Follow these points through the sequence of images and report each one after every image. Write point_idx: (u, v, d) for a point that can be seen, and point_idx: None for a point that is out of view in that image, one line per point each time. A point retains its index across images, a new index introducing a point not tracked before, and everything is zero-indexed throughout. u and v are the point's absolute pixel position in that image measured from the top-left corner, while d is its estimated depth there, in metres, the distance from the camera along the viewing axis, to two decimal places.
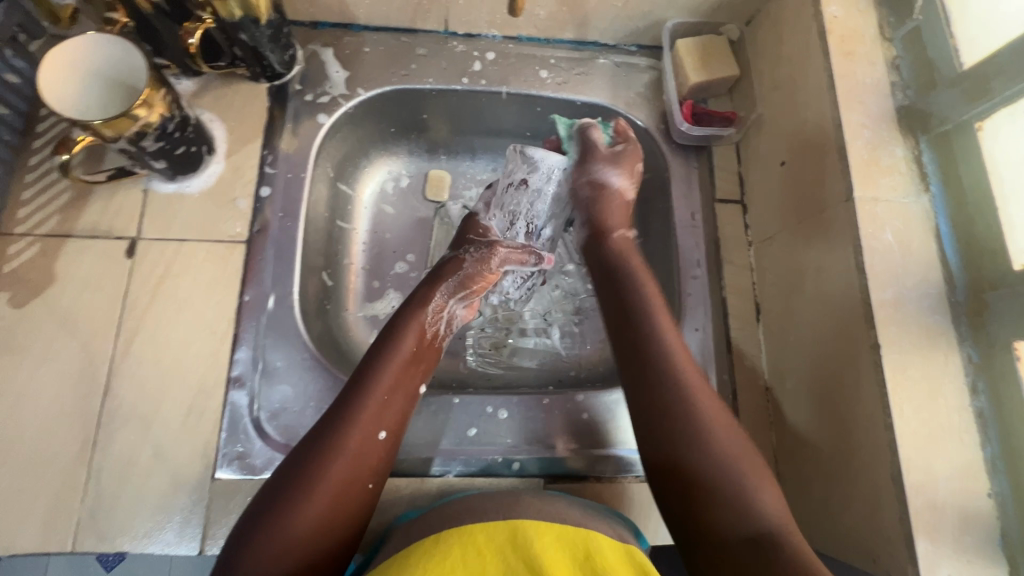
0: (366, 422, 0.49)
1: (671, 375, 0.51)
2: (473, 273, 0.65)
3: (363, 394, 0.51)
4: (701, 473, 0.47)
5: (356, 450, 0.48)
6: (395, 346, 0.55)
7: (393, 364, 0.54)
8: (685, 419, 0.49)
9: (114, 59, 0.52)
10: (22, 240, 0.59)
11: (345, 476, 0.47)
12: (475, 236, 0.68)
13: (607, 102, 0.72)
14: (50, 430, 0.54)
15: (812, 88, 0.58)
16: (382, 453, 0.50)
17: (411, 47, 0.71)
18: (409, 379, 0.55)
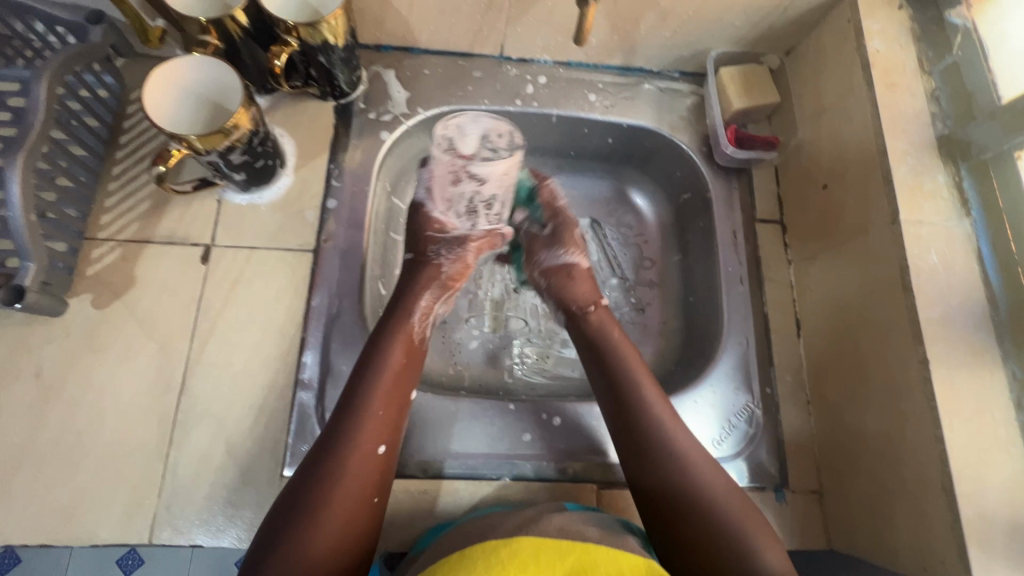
0: (365, 440, 0.52)
1: (651, 430, 0.55)
2: (455, 271, 0.68)
3: (356, 412, 0.53)
4: (689, 505, 0.51)
5: (356, 468, 0.50)
6: (382, 361, 0.57)
7: (383, 379, 0.56)
8: (671, 464, 0.54)
9: (212, 79, 0.56)
10: (105, 245, 0.62)
11: (352, 494, 0.49)
12: (435, 232, 0.68)
13: (652, 126, 0.76)
14: (128, 426, 0.57)
15: (855, 117, 0.61)
16: (383, 465, 0.53)
17: (467, 70, 0.75)
18: (402, 399, 0.57)
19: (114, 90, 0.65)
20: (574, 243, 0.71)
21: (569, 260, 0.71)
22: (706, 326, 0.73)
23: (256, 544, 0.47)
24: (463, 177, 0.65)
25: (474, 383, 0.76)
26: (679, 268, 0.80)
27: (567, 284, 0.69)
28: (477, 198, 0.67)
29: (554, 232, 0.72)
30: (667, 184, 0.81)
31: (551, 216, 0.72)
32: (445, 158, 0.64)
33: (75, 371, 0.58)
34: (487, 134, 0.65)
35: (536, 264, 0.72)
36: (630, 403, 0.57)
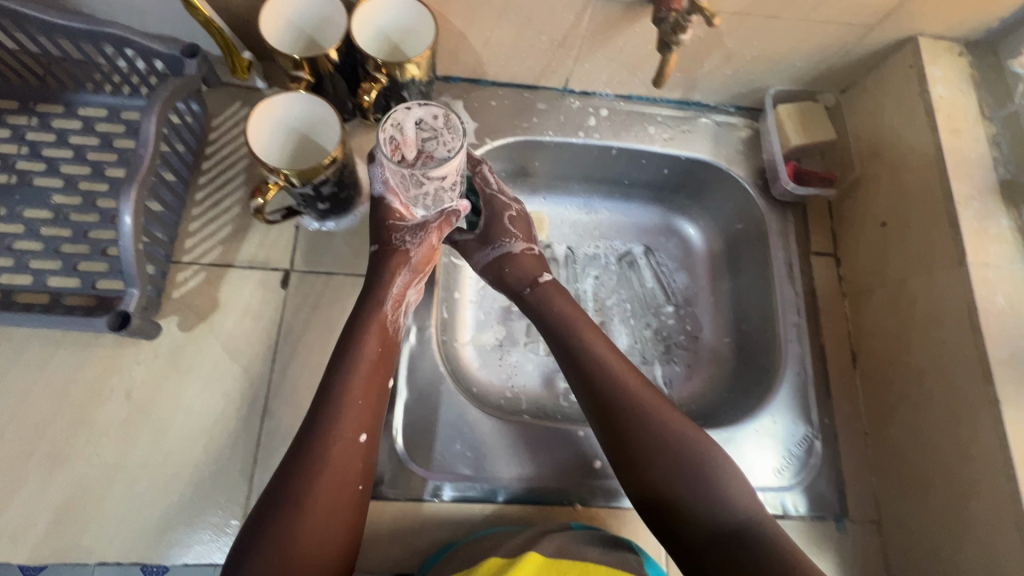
0: (344, 429, 0.53)
1: (626, 406, 0.59)
2: (423, 256, 0.63)
3: (335, 404, 0.54)
4: (659, 479, 0.57)
5: (337, 456, 0.52)
6: (357, 351, 0.57)
7: (359, 369, 0.56)
8: (646, 443, 0.58)
9: (307, 116, 0.60)
10: (190, 268, 0.64)
11: (334, 483, 0.51)
12: (396, 222, 0.63)
13: (710, 158, 0.78)
14: (215, 447, 0.59)
15: (918, 160, 0.64)
16: (364, 453, 0.54)
17: (532, 102, 0.77)
18: (376, 380, 0.57)
19: (199, 117, 0.67)
20: (505, 232, 0.71)
21: (502, 252, 0.71)
22: (762, 355, 0.74)
23: (244, 534, 0.49)
24: (425, 181, 0.56)
25: (533, 406, 0.77)
26: (730, 295, 0.82)
27: (508, 273, 0.71)
28: (441, 191, 0.59)
29: (487, 224, 0.71)
30: (719, 214, 0.83)
31: (484, 208, 0.71)
32: (397, 166, 0.55)
33: (164, 391, 0.59)
34: (425, 124, 0.59)
35: (481, 260, 0.72)
36: (606, 390, 0.61)
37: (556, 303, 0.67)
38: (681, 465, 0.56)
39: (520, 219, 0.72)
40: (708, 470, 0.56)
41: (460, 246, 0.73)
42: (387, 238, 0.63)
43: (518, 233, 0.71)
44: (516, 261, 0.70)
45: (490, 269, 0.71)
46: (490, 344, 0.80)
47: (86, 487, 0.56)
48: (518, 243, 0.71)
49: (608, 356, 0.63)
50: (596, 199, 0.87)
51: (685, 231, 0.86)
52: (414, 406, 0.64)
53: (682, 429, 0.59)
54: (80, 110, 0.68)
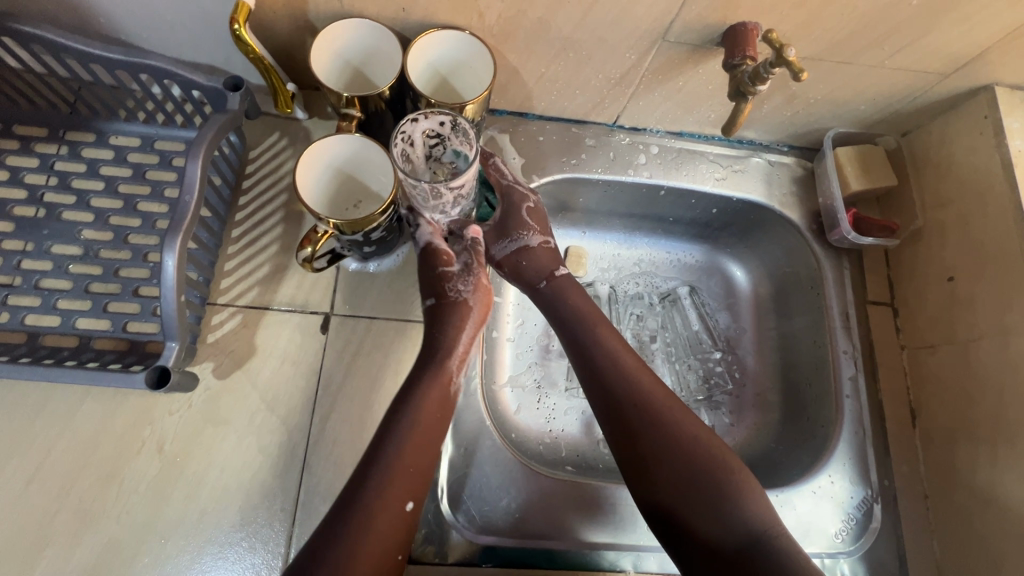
0: (393, 495, 0.50)
1: (640, 405, 0.57)
2: (481, 302, 0.63)
3: (385, 470, 0.51)
4: (677, 483, 0.53)
5: (382, 521, 0.49)
6: (415, 413, 0.54)
7: (416, 431, 0.53)
8: (664, 445, 0.55)
9: (353, 154, 0.56)
10: (225, 310, 0.61)
11: (378, 554, 0.47)
12: (445, 266, 0.62)
13: (763, 199, 0.75)
14: (251, 505, 0.55)
15: (994, 214, 0.61)
16: (408, 522, 0.51)
17: (581, 137, 0.74)
18: (432, 443, 0.54)
19: (237, 148, 0.64)
20: (522, 224, 0.67)
21: (519, 244, 0.67)
22: (815, 408, 0.71)
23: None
24: (444, 192, 0.53)
25: (573, 455, 0.74)
26: (777, 340, 0.79)
27: (522, 267, 0.67)
28: (460, 199, 0.57)
29: (503, 216, 0.67)
30: (767, 255, 0.80)
31: (502, 200, 0.67)
32: (415, 181, 0.52)
33: (197, 444, 0.56)
34: (433, 132, 0.55)
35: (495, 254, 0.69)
36: (627, 391, 0.58)
37: (575, 301, 0.65)
38: (703, 469, 0.54)
39: (537, 212, 0.68)
40: (728, 477, 0.53)
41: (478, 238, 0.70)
42: (442, 290, 0.61)
43: (536, 226, 0.67)
44: (532, 256, 0.67)
45: (505, 263, 0.68)
46: (529, 386, 0.76)
47: (115, 549, 0.52)
48: (535, 236, 0.67)
49: (629, 360, 0.61)
50: (637, 235, 0.84)
51: (730, 270, 0.84)
52: (459, 461, 0.61)
53: (698, 429, 0.57)
54: (112, 139, 0.65)
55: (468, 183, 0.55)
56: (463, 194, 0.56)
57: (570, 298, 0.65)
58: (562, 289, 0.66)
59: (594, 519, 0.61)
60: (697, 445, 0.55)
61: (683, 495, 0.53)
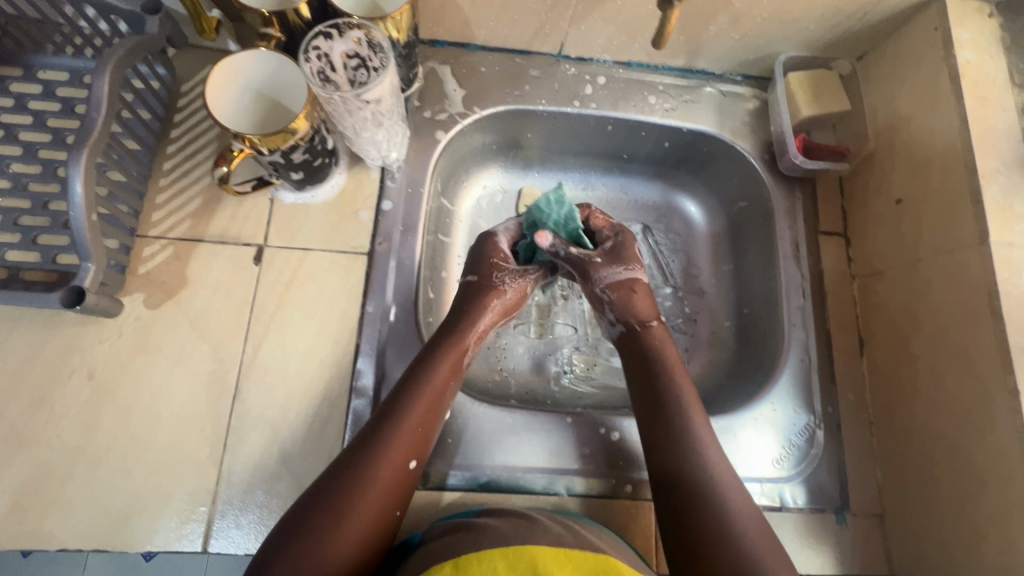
0: (397, 453, 0.52)
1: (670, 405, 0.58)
2: (513, 300, 0.65)
3: (396, 425, 0.53)
4: (690, 498, 0.52)
5: (387, 474, 0.51)
6: (429, 374, 0.56)
7: (427, 393, 0.55)
8: (686, 456, 0.54)
9: (270, 73, 0.54)
10: (157, 242, 0.60)
11: (376, 504, 0.49)
12: (499, 260, 0.66)
13: (713, 130, 0.73)
14: (182, 430, 0.56)
15: (941, 131, 0.59)
16: (409, 479, 0.53)
17: (525, 68, 0.72)
18: (438, 407, 0.56)
19: (166, 82, 0.64)
20: (635, 259, 0.66)
21: (630, 275, 0.65)
22: (764, 341, 0.70)
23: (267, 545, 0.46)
24: (355, 106, 0.52)
25: (522, 391, 0.74)
26: (732, 278, 0.78)
27: (631, 299, 0.64)
28: (378, 118, 0.55)
29: (614, 247, 0.66)
30: (721, 190, 0.79)
31: (611, 233, 0.68)
32: (323, 92, 0.50)
33: (128, 372, 0.56)
34: (353, 53, 0.54)
35: (597, 281, 0.65)
36: (672, 410, 0.57)
37: (664, 354, 0.62)
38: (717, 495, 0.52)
39: None
40: (737, 509, 0.52)
41: (579, 259, 0.64)
42: (490, 272, 0.65)
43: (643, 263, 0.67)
44: (637, 295, 0.65)
45: (606, 293, 0.65)
46: None
47: (44, 472, 0.53)
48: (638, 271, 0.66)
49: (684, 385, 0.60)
50: (593, 175, 0.83)
51: (686, 208, 0.83)
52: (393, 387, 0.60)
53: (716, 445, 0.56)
54: (40, 73, 0.64)
55: (386, 99, 0.54)
56: (381, 112, 0.55)
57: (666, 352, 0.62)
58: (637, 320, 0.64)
59: (568, 453, 0.62)
60: (718, 474, 0.54)
61: (693, 513, 0.52)
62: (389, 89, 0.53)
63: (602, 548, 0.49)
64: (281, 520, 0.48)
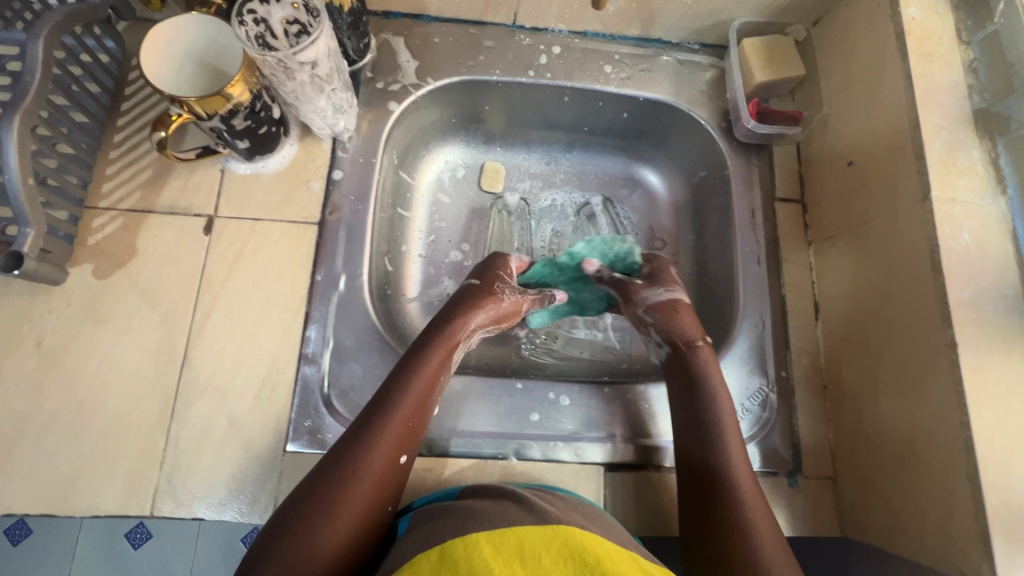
0: (388, 448, 0.51)
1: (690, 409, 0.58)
2: (507, 311, 0.65)
3: (386, 418, 0.52)
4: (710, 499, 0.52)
5: (378, 469, 0.50)
6: (418, 368, 0.56)
7: (416, 386, 0.54)
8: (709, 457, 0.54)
9: (212, 40, 0.54)
10: (106, 214, 0.61)
11: (367, 499, 0.48)
12: (505, 275, 0.67)
13: (669, 99, 0.73)
14: (131, 397, 0.56)
15: (888, 90, 0.58)
16: (400, 475, 0.52)
17: (479, 39, 0.72)
18: (427, 402, 0.55)
19: (115, 56, 0.64)
20: (673, 281, 0.67)
21: (672, 297, 0.65)
22: (721, 308, 0.70)
23: (257, 545, 0.45)
24: (293, 68, 0.52)
25: (481, 362, 0.72)
26: (693, 249, 0.78)
27: (673, 318, 0.63)
28: (318, 83, 0.55)
29: (652, 272, 0.68)
30: (681, 161, 0.79)
31: (647, 262, 0.70)
32: (258, 53, 0.50)
33: (76, 341, 0.57)
34: (292, 19, 0.55)
35: (637, 301, 0.66)
36: (705, 421, 0.57)
37: (710, 373, 0.59)
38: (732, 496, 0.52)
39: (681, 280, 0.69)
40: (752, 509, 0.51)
41: (621, 283, 0.68)
42: (490, 281, 0.65)
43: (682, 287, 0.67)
44: (681, 314, 0.64)
45: (648, 313, 0.64)
46: (439, 300, 0.75)
47: None
48: (678, 292, 0.66)
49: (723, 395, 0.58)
50: (555, 150, 0.83)
51: (647, 180, 0.82)
52: (341, 353, 0.60)
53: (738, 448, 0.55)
54: None
55: (325, 62, 0.54)
56: (321, 77, 0.55)
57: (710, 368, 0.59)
58: (682, 338, 0.62)
59: (514, 418, 0.61)
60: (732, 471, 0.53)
61: (716, 517, 0.51)
62: (327, 51, 0.53)
63: (587, 526, 0.45)
64: (272, 518, 0.46)
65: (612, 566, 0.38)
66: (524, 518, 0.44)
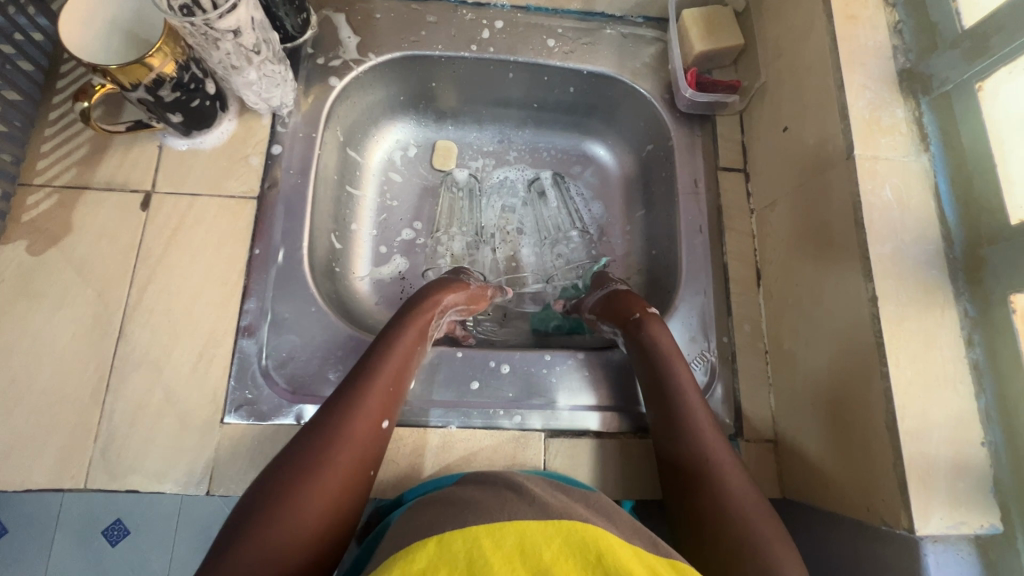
0: (368, 414, 0.50)
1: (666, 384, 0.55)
2: (474, 299, 0.65)
3: (364, 386, 0.51)
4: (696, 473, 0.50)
5: (360, 435, 0.49)
6: (395, 342, 0.55)
7: (394, 358, 0.54)
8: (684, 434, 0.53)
9: (136, 11, 0.55)
10: (41, 190, 0.60)
11: (350, 465, 0.47)
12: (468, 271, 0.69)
13: (613, 71, 0.73)
14: (65, 371, 0.56)
15: (815, 53, 0.59)
16: (381, 442, 0.51)
17: (422, 14, 0.72)
18: (406, 372, 0.55)
19: (50, 34, 0.64)
20: (609, 278, 0.67)
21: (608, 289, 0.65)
22: (667, 278, 0.71)
23: (224, 530, 0.42)
24: (218, 38, 0.52)
25: None
26: (642, 222, 0.78)
27: (610, 302, 0.63)
28: (246, 53, 0.55)
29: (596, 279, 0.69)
30: (630, 135, 0.79)
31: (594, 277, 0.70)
32: (179, 23, 0.51)
33: (10, 316, 0.56)
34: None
35: (584, 307, 0.67)
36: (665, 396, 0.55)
37: (658, 347, 0.57)
38: (714, 486, 0.49)
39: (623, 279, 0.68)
40: (736, 487, 0.49)
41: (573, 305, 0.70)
42: (458, 271, 0.67)
43: (622, 281, 0.67)
44: (619, 297, 0.62)
45: (590, 312, 0.66)
46: (390, 278, 0.75)
47: None
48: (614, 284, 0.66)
49: (681, 367, 0.56)
50: (507, 128, 0.83)
51: (598, 155, 0.83)
52: (282, 326, 0.60)
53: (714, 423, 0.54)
54: None
55: (250, 32, 0.54)
56: (247, 47, 0.55)
57: (660, 343, 0.57)
58: (620, 318, 0.60)
59: (453, 387, 0.62)
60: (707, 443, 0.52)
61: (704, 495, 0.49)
62: (249, 19, 0.53)
63: (590, 517, 0.40)
64: (248, 492, 0.44)
65: (615, 562, 0.34)
66: (522, 511, 0.39)
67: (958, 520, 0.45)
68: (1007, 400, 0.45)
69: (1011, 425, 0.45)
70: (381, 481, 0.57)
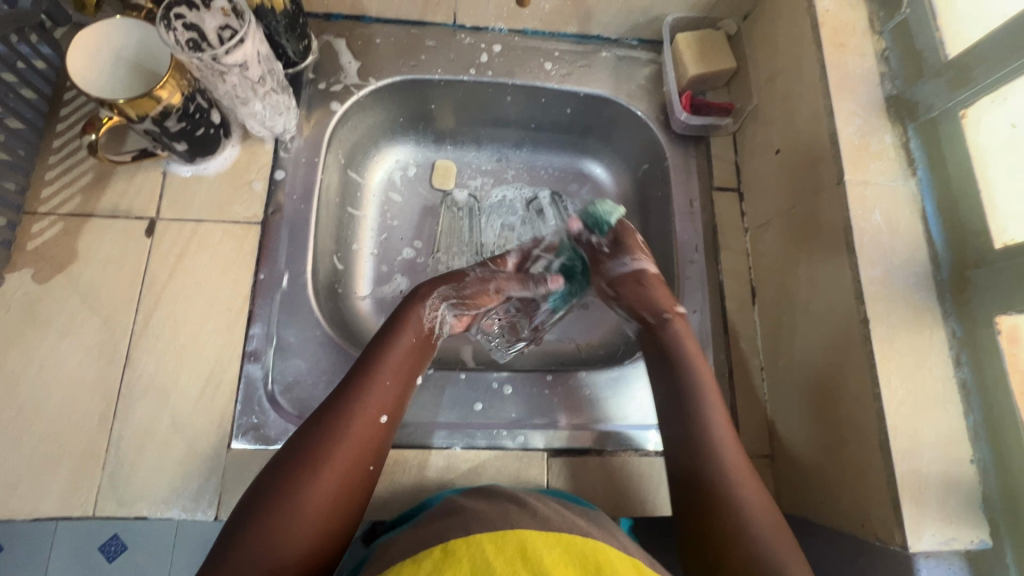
0: (366, 411, 0.50)
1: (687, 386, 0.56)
2: (475, 291, 0.65)
3: (361, 384, 0.52)
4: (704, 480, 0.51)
5: (358, 431, 0.49)
6: (394, 340, 0.56)
7: (392, 356, 0.55)
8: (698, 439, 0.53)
9: (141, 43, 0.55)
10: (45, 219, 0.61)
11: (348, 462, 0.47)
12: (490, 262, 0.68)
13: (608, 93, 0.75)
14: (72, 399, 0.56)
15: (805, 79, 0.61)
16: (383, 437, 0.51)
17: (421, 38, 0.74)
18: (404, 369, 0.55)
19: (53, 62, 0.65)
20: (638, 249, 0.67)
21: (637, 266, 0.66)
22: None
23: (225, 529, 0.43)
24: (224, 70, 0.53)
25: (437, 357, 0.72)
26: None
27: (640, 292, 0.64)
28: (251, 84, 0.56)
29: (617, 238, 0.68)
30: (626, 154, 0.81)
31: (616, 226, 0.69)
32: (186, 56, 0.51)
33: (16, 345, 0.57)
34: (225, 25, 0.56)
35: (603, 274, 0.67)
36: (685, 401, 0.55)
37: (683, 345, 0.59)
38: (725, 495, 0.50)
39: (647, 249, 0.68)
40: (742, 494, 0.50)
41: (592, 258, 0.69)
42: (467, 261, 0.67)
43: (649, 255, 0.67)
44: (648, 286, 0.64)
45: (607, 286, 0.67)
46: (392, 297, 0.76)
47: None
48: (641, 261, 0.66)
49: (691, 350, 0.59)
50: (505, 148, 0.84)
51: (595, 174, 0.84)
52: (287, 350, 0.61)
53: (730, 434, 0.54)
54: None
55: (256, 64, 0.55)
56: (253, 79, 0.56)
57: (681, 343, 0.59)
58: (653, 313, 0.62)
59: (457, 409, 0.63)
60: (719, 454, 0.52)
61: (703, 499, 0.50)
62: (256, 52, 0.54)
63: (590, 531, 0.41)
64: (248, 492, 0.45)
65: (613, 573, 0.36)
66: (525, 523, 0.41)
67: (948, 534, 0.47)
68: (994, 418, 0.47)
69: (999, 442, 0.47)
70: (387, 503, 0.57)
